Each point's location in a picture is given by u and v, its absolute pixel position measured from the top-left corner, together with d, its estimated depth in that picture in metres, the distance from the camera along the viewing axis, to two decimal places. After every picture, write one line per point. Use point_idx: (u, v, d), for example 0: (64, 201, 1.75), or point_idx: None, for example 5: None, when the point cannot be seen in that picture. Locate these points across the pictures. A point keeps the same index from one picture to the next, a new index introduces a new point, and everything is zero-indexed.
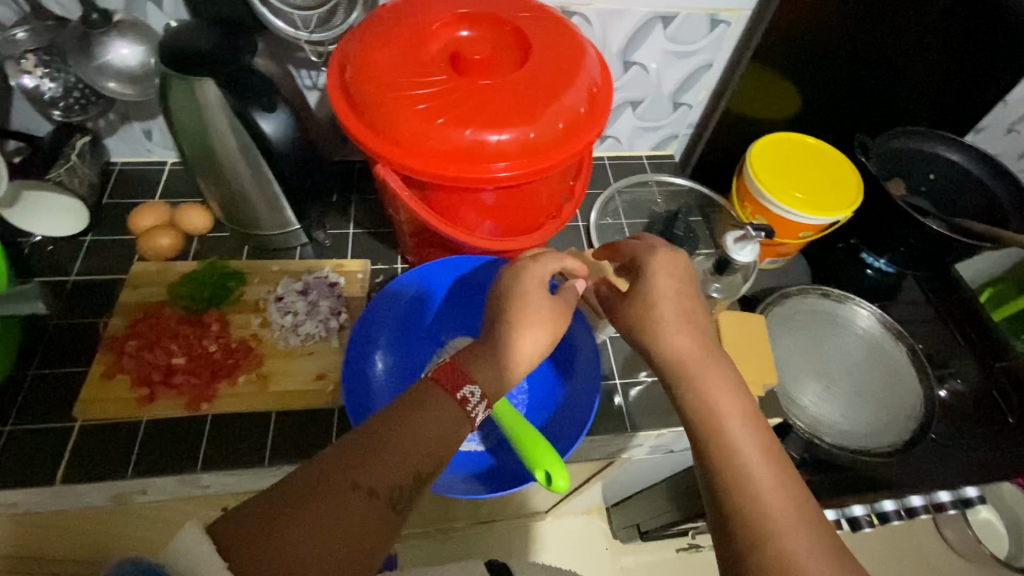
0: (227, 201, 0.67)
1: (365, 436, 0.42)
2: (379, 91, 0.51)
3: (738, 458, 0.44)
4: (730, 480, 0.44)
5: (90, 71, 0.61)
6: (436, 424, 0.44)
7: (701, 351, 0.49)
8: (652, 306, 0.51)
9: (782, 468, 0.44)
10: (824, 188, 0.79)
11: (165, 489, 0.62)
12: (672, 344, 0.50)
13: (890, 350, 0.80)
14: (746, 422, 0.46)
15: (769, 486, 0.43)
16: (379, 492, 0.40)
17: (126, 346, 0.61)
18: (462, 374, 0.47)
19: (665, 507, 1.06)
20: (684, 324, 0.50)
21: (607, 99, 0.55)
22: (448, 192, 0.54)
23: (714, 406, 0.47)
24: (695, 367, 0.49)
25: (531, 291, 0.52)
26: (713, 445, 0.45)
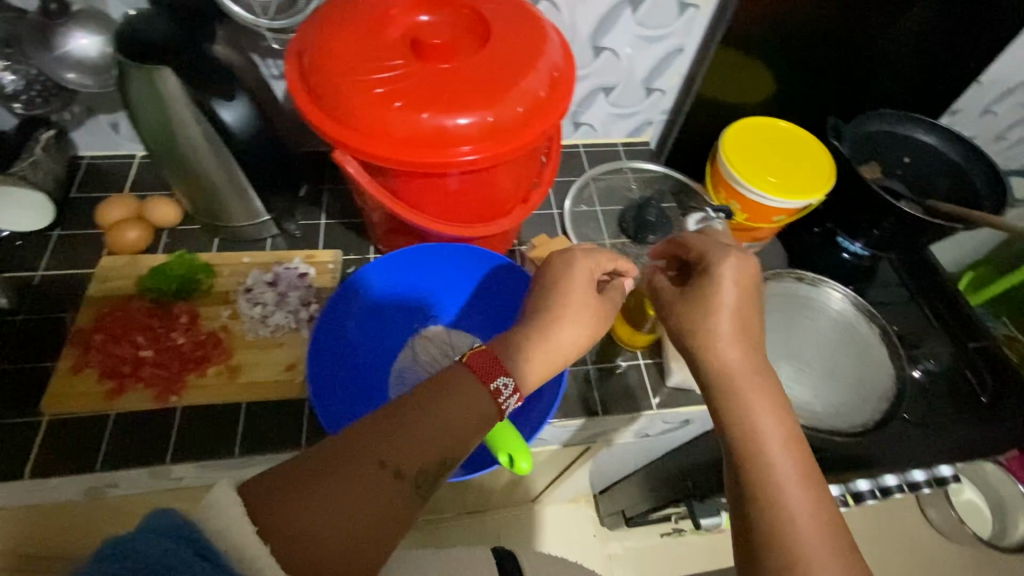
0: (195, 193, 0.67)
1: (394, 415, 0.41)
2: (335, 76, 0.50)
3: (776, 479, 0.44)
4: (765, 498, 0.44)
5: (48, 62, 0.60)
6: (471, 412, 0.43)
7: (753, 365, 0.50)
8: (711, 314, 0.51)
9: (818, 495, 0.44)
10: (796, 172, 0.79)
11: (136, 483, 0.62)
12: (724, 355, 0.50)
13: (863, 333, 0.81)
14: (789, 443, 0.46)
15: (806, 511, 0.43)
16: (403, 474, 0.39)
17: (93, 339, 0.61)
18: (497, 364, 0.47)
19: (647, 492, 1.06)
20: (738, 336, 0.51)
21: (569, 84, 0.55)
22: (410, 178, 0.54)
23: (760, 423, 0.47)
24: (745, 382, 0.49)
25: (575, 285, 0.55)
26: (751, 461, 0.46)
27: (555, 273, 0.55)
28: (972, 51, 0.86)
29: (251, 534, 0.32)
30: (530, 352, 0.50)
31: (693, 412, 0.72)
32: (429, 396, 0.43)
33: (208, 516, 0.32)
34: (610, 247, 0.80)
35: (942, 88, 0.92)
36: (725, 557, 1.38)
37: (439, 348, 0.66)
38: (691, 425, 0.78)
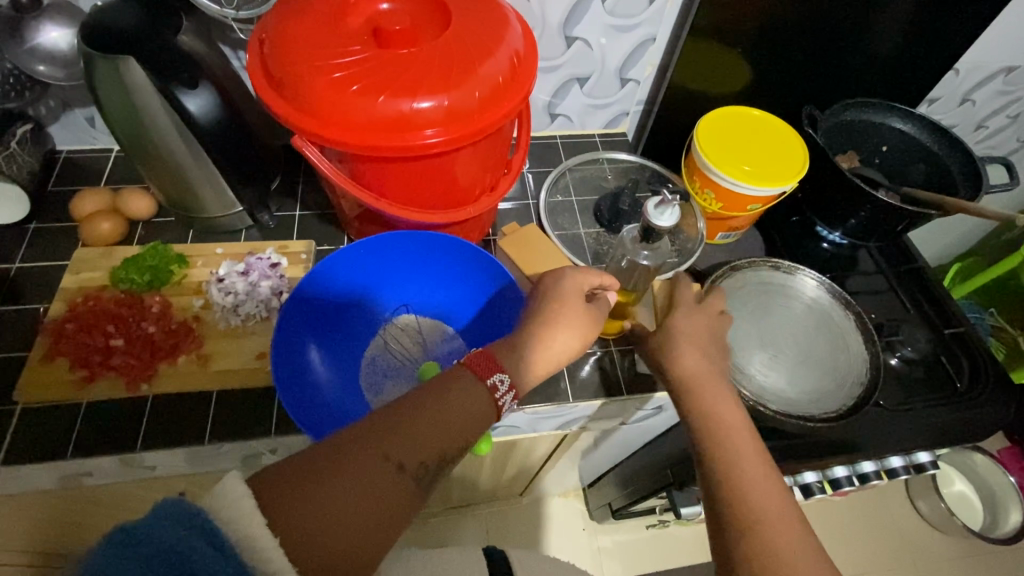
0: (168, 185, 0.68)
1: (398, 413, 0.43)
2: (294, 61, 0.51)
3: (735, 468, 0.48)
4: (726, 486, 0.47)
5: (18, 54, 0.61)
6: (469, 411, 0.45)
7: (710, 369, 0.54)
8: (672, 330, 0.57)
9: (775, 481, 0.47)
10: (769, 159, 0.79)
11: (110, 471, 0.62)
12: (686, 361, 0.54)
13: (838, 319, 0.81)
14: (746, 438, 0.50)
15: (763, 495, 0.46)
16: (408, 469, 0.41)
17: (64, 329, 0.61)
18: (493, 361, 0.49)
19: (630, 483, 1.07)
20: (696, 345, 0.56)
21: (529, 70, 0.56)
22: (371, 163, 0.55)
23: (718, 419, 0.51)
24: (704, 383, 0.53)
25: (569, 294, 0.55)
26: (713, 454, 0.49)
27: (554, 281, 0.56)
28: (946, 38, 0.86)
29: (264, 526, 0.33)
30: (527, 356, 0.51)
31: (665, 398, 0.73)
32: (432, 395, 0.45)
33: (218, 501, 0.33)
34: (585, 236, 0.81)
35: (918, 76, 0.92)
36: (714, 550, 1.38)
37: (411, 335, 0.69)
38: (665, 412, 0.79)
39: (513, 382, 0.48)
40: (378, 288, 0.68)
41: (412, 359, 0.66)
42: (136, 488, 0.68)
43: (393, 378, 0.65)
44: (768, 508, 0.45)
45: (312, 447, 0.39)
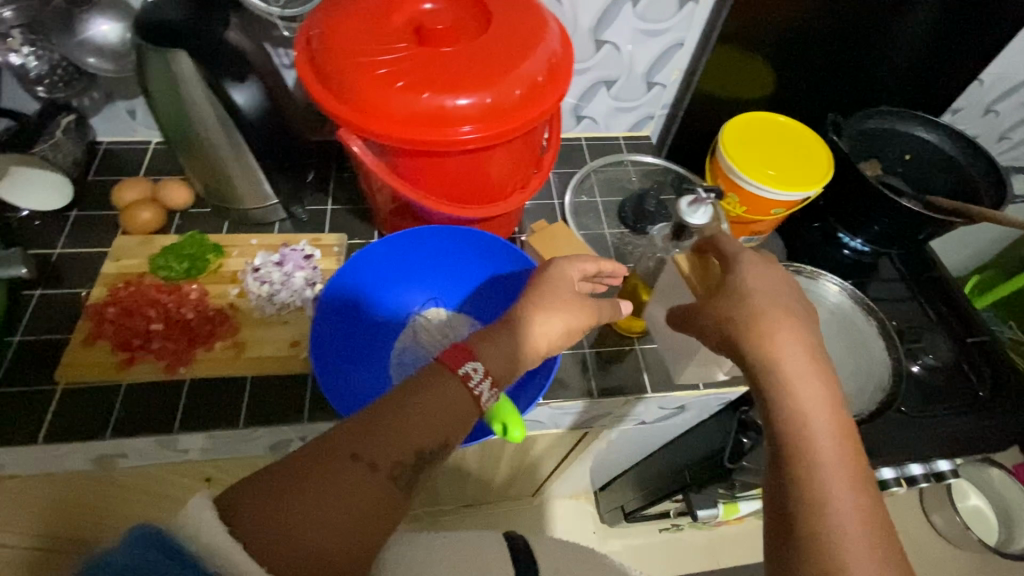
0: (207, 177, 0.69)
1: (373, 415, 0.42)
2: (340, 57, 0.53)
3: (822, 477, 0.41)
4: (810, 499, 0.41)
5: (71, 46, 0.63)
6: (443, 401, 0.43)
7: (803, 355, 0.46)
8: (747, 301, 0.49)
9: (869, 498, 0.41)
10: (794, 165, 0.80)
11: (145, 452, 0.64)
12: (773, 343, 0.47)
13: (861, 325, 0.81)
14: (840, 442, 0.43)
15: (854, 514, 0.40)
16: (381, 468, 0.39)
17: (106, 313, 0.63)
18: (465, 350, 0.47)
19: (645, 486, 1.07)
20: (793, 330, 0.47)
21: (567, 70, 0.57)
22: (411, 157, 0.56)
23: (808, 416, 0.44)
24: (793, 373, 0.46)
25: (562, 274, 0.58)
26: (800, 459, 0.42)
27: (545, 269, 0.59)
28: (972, 48, 0.87)
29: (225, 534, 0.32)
30: (506, 343, 0.50)
31: (687, 398, 0.74)
32: (405, 396, 0.43)
33: (184, 521, 0.32)
34: (609, 237, 0.82)
35: (943, 86, 0.93)
36: (725, 558, 1.37)
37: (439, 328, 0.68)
38: (687, 412, 0.80)
39: (486, 368, 0.46)
40: (411, 279, 0.70)
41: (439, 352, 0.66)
42: (167, 470, 0.70)
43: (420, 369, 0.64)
44: (858, 530, 0.39)
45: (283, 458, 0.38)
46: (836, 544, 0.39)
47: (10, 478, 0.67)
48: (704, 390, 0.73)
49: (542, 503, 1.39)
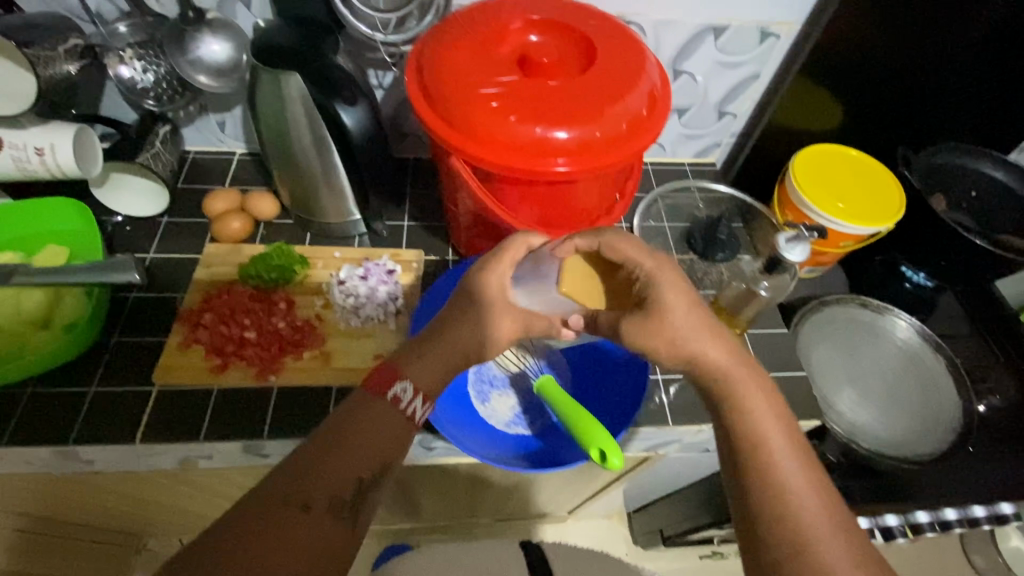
0: (297, 190, 0.72)
1: (304, 458, 0.43)
2: (453, 88, 0.55)
3: (778, 468, 0.44)
4: (772, 491, 0.43)
5: (183, 64, 0.66)
6: (374, 429, 0.46)
7: (739, 359, 0.49)
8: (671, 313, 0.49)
9: (820, 480, 0.44)
10: (865, 199, 0.80)
11: (228, 457, 0.66)
12: (710, 352, 0.48)
13: (928, 362, 0.81)
14: (786, 433, 0.46)
15: (811, 498, 0.42)
16: (316, 504, 0.41)
17: (203, 319, 0.66)
18: (393, 372, 0.49)
19: (689, 512, 1.06)
20: (712, 334, 0.49)
21: (666, 102, 0.58)
22: (513, 184, 0.58)
23: (754, 412, 0.47)
24: (738, 375, 0.48)
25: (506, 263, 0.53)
26: (757, 454, 0.45)
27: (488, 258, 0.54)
28: None
29: None
30: (434, 358, 0.50)
31: None
32: (336, 433, 0.45)
33: None
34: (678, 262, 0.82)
35: None
36: None
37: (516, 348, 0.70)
38: None
39: (416, 385, 0.48)
40: None
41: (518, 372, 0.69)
42: (241, 473, 0.72)
43: (499, 389, 0.67)
44: (815, 510, 0.42)
45: (224, 517, 0.39)
46: (799, 529, 0.41)
47: (96, 473, 0.70)
48: None
49: (575, 522, 1.38)
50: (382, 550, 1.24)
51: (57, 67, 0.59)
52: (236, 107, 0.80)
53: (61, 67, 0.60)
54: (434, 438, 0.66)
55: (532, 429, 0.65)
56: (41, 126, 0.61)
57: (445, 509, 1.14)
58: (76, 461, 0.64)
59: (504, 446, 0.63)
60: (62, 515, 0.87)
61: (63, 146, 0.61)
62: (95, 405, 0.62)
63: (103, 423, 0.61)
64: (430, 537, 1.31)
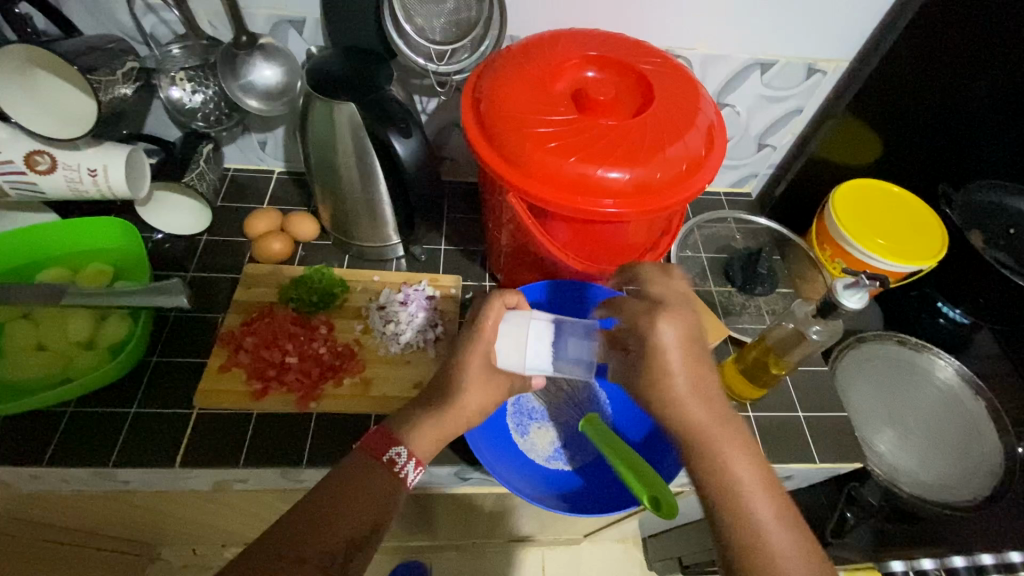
0: (339, 213, 0.72)
1: (299, 515, 0.44)
2: (512, 125, 0.54)
3: (759, 534, 0.42)
4: (754, 561, 0.41)
5: (236, 88, 0.67)
6: (368, 488, 0.47)
7: (717, 416, 0.47)
8: (663, 381, 0.48)
9: (805, 545, 0.42)
10: (909, 235, 0.78)
11: (263, 480, 0.65)
12: (688, 412, 0.47)
13: (969, 404, 0.79)
14: (768, 495, 0.43)
15: (798, 568, 0.40)
16: (310, 559, 0.42)
17: (244, 343, 0.66)
18: (386, 435, 0.50)
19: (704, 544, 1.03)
20: (698, 393, 0.48)
21: (721, 140, 0.58)
22: (569, 220, 0.57)
23: (735, 474, 0.44)
24: (714, 435, 0.46)
25: (489, 328, 0.53)
26: (738, 521, 0.42)
27: (478, 309, 0.55)
28: None
29: None
30: (430, 420, 0.50)
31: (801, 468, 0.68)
32: (333, 491, 0.46)
33: None
34: (715, 293, 0.82)
35: None
36: None
37: (554, 383, 0.70)
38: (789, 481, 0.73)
39: (410, 449, 0.49)
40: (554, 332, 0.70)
41: (556, 406, 0.68)
42: (273, 496, 0.71)
43: (538, 421, 0.67)
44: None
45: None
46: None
47: (129, 491, 0.69)
48: (819, 464, 0.68)
49: (589, 545, 1.34)
50: (396, 568, 1.22)
51: (115, 91, 0.60)
52: (279, 127, 0.80)
53: (117, 91, 0.60)
54: (471, 469, 0.65)
55: (573, 464, 0.64)
56: (94, 148, 0.61)
57: (462, 530, 1.12)
58: (113, 480, 0.64)
59: (545, 483, 0.62)
60: (81, 526, 0.86)
61: (116, 167, 0.62)
62: (135, 425, 0.62)
63: (143, 444, 0.61)
64: (442, 555, 1.29)
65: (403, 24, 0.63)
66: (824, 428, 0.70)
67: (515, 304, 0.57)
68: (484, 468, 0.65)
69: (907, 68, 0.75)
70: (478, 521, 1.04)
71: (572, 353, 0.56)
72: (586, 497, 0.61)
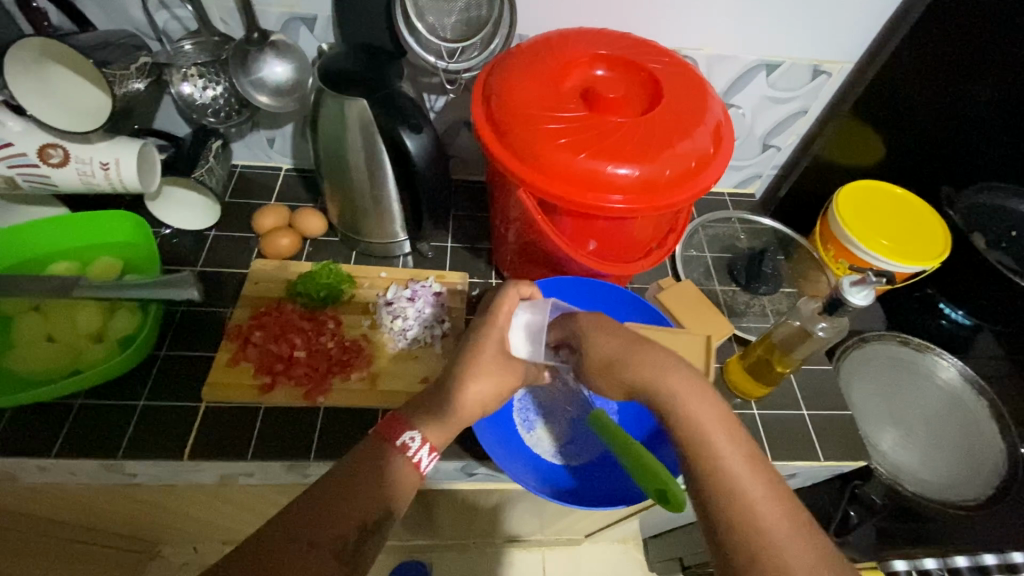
0: (348, 210, 0.73)
1: (313, 498, 0.44)
2: (522, 121, 0.55)
3: (722, 466, 0.43)
4: (720, 490, 0.42)
5: (247, 85, 0.67)
6: (382, 474, 0.47)
7: (668, 365, 0.49)
8: (608, 348, 0.52)
9: (766, 471, 0.43)
10: (912, 236, 0.79)
11: (270, 474, 0.65)
12: (643, 368, 0.49)
13: (970, 404, 0.80)
14: (726, 428, 0.45)
15: (769, 500, 0.42)
16: (321, 544, 0.42)
17: (253, 337, 0.66)
18: (402, 421, 0.51)
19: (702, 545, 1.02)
20: (645, 352, 0.50)
21: (729, 138, 0.59)
22: (577, 216, 0.58)
23: (692, 414, 0.46)
24: (666, 381, 0.48)
25: (502, 316, 0.56)
26: (700, 456, 0.44)
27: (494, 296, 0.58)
28: None
29: None
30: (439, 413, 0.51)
31: (804, 467, 0.69)
32: (348, 474, 0.46)
33: None
34: (720, 293, 0.82)
35: None
36: None
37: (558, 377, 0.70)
38: (793, 480, 0.73)
39: (424, 435, 0.50)
40: None
41: (562, 401, 0.69)
42: (278, 491, 0.71)
43: (543, 418, 0.67)
44: (774, 512, 0.41)
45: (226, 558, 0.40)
46: (751, 528, 0.40)
47: (136, 485, 0.69)
48: (823, 462, 0.68)
49: (590, 546, 1.33)
50: (395, 567, 1.22)
51: (129, 85, 0.60)
52: (288, 124, 0.80)
53: (131, 85, 0.61)
54: (477, 464, 0.65)
55: (576, 461, 0.64)
56: (106, 141, 0.62)
57: (463, 529, 1.12)
58: (119, 473, 0.64)
59: (548, 480, 0.62)
60: (79, 521, 0.85)
61: (129, 161, 0.62)
62: (143, 418, 0.62)
63: (151, 437, 0.61)
64: (442, 554, 1.28)
65: (415, 22, 0.64)
66: (828, 427, 0.71)
67: (529, 294, 0.60)
68: (490, 463, 0.65)
69: (912, 71, 0.76)
70: (480, 519, 1.04)
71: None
72: (593, 491, 0.61)
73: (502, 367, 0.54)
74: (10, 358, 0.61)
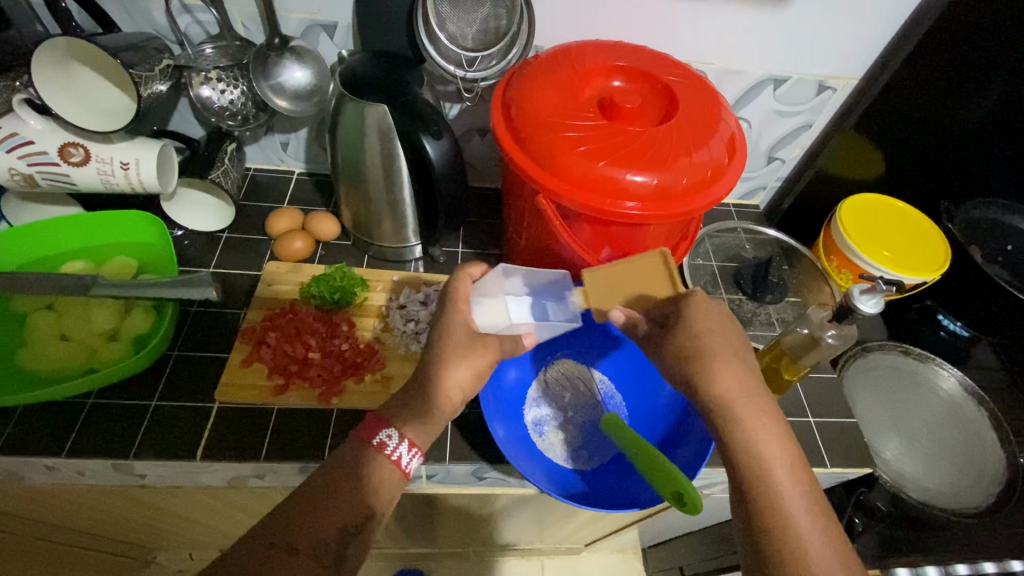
0: (362, 213, 0.74)
1: (294, 506, 0.46)
2: (543, 128, 0.56)
3: (786, 511, 0.44)
4: (780, 535, 0.43)
5: (267, 88, 0.68)
6: (363, 476, 0.49)
7: (750, 393, 0.48)
8: (695, 347, 0.50)
9: (823, 520, 0.44)
10: (911, 249, 0.80)
11: (280, 476, 0.65)
12: (724, 385, 0.48)
13: (972, 415, 0.81)
14: (794, 469, 0.45)
15: (820, 544, 0.42)
16: (300, 550, 0.43)
17: (267, 338, 0.67)
18: (381, 419, 0.52)
19: (703, 554, 1.02)
20: (731, 363, 0.49)
21: (742, 149, 0.60)
22: (594, 221, 0.59)
23: (766, 452, 0.46)
24: (745, 410, 0.47)
25: (465, 302, 0.57)
26: (763, 491, 0.44)
27: (447, 289, 0.58)
28: None
29: None
30: (421, 409, 0.52)
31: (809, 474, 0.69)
32: (325, 481, 0.48)
33: None
34: (726, 301, 0.83)
35: None
36: None
37: (568, 380, 0.71)
38: None
39: (401, 432, 0.51)
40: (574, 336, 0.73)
41: (573, 405, 0.69)
42: (285, 494, 0.71)
43: (553, 421, 0.68)
44: (824, 557, 0.42)
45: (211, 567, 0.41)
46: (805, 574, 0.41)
47: (143, 486, 0.69)
48: (829, 468, 0.69)
49: (588, 556, 1.32)
50: None
51: (153, 87, 0.61)
52: (303, 129, 0.81)
53: (155, 87, 0.62)
54: (489, 467, 0.65)
55: (589, 465, 0.65)
56: (127, 142, 0.63)
57: (463, 536, 1.11)
58: (129, 474, 0.63)
59: (560, 483, 0.62)
60: (73, 524, 0.83)
61: (148, 161, 0.64)
62: (155, 418, 0.62)
63: (163, 438, 0.61)
64: (437, 562, 1.26)
65: (437, 31, 0.66)
66: (833, 434, 0.72)
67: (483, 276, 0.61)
68: (502, 466, 0.65)
69: (916, 89, 0.77)
70: (482, 527, 1.03)
71: (553, 314, 0.61)
72: (605, 495, 0.62)
73: (478, 355, 0.55)
74: (22, 356, 0.60)
